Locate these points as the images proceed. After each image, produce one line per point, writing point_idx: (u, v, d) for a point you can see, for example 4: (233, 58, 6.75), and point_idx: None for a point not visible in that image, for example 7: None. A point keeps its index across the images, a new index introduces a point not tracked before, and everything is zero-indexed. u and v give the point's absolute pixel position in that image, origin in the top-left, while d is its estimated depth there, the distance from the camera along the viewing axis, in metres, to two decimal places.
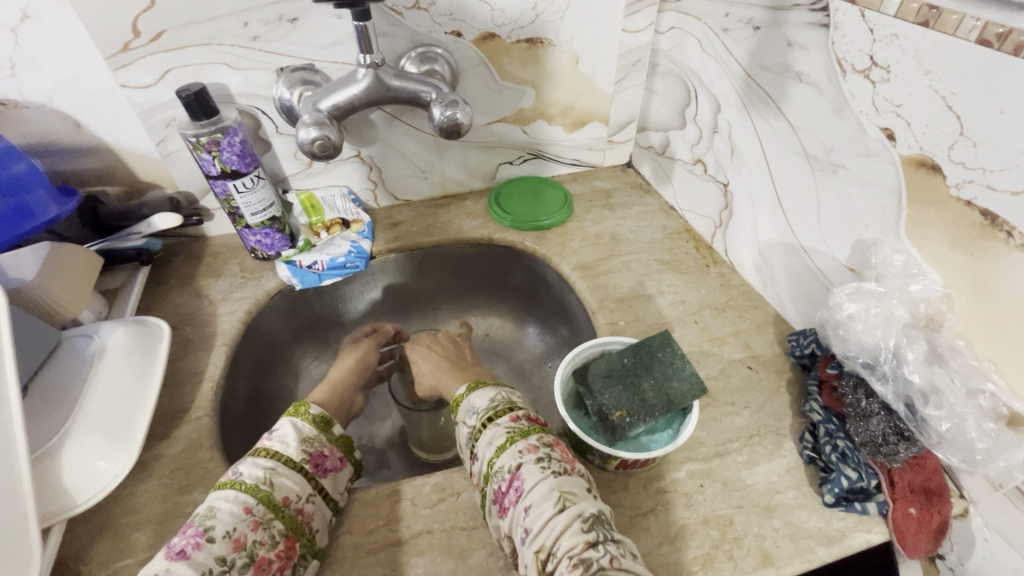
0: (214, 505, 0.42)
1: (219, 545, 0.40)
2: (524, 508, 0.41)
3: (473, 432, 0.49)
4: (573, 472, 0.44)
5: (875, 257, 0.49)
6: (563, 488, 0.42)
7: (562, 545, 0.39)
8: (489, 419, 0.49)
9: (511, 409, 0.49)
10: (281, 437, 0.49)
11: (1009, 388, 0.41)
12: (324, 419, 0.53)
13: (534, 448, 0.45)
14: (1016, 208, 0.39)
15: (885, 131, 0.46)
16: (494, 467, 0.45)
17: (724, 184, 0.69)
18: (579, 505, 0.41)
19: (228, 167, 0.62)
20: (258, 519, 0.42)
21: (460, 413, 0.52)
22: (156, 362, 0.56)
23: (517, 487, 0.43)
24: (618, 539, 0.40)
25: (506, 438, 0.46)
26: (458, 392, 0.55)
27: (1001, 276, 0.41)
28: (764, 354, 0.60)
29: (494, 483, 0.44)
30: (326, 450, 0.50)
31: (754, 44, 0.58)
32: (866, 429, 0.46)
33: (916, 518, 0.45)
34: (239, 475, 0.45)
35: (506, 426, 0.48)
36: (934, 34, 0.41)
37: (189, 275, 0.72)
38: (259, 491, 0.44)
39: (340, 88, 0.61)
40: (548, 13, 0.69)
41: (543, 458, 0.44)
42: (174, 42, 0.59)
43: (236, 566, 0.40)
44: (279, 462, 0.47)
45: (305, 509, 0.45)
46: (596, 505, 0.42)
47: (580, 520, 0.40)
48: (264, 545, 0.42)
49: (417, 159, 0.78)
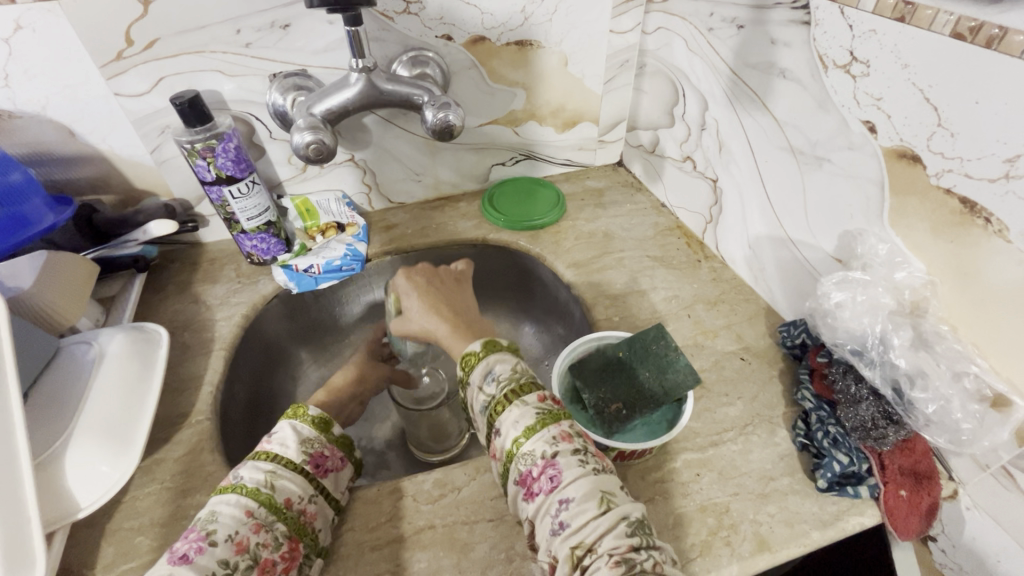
0: (216, 509, 0.42)
1: (222, 548, 0.39)
2: (561, 501, 0.40)
3: (492, 402, 0.46)
4: (609, 469, 0.42)
5: (861, 247, 0.50)
6: (604, 488, 0.40)
7: (604, 544, 0.37)
8: (513, 392, 0.45)
9: (538, 387, 0.46)
10: (282, 440, 0.49)
11: (992, 369, 0.43)
12: (324, 420, 0.52)
13: (569, 437, 0.43)
14: (992, 194, 0.40)
15: (866, 124, 0.48)
16: (523, 448, 0.43)
17: (714, 180, 0.70)
18: (622, 507, 0.40)
19: (223, 173, 0.63)
20: (261, 521, 0.42)
21: (473, 374, 0.48)
22: (155, 368, 0.56)
23: (553, 477, 0.41)
24: (655, 543, 0.39)
25: (537, 420, 0.43)
26: (470, 347, 0.50)
27: (982, 262, 0.42)
28: (756, 345, 0.62)
29: (525, 465, 0.42)
30: (326, 451, 0.50)
31: (739, 42, 0.60)
32: (857, 413, 0.48)
33: (907, 500, 0.46)
34: (239, 479, 0.44)
35: (534, 406, 0.45)
36: (910, 29, 0.42)
37: (185, 281, 0.72)
38: (262, 494, 0.44)
39: (333, 92, 0.62)
40: (537, 16, 0.70)
41: (581, 451, 0.42)
42: (167, 51, 0.60)
43: (240, 568, 0.39)
44: (280, 465, 0.46)
45: (308, 510, 0.45)
46: (636, 508, 0.41)
47: (624, 523, 0.39)
48: (268, 546, 0.41)
49: (411, 162, 0.79)
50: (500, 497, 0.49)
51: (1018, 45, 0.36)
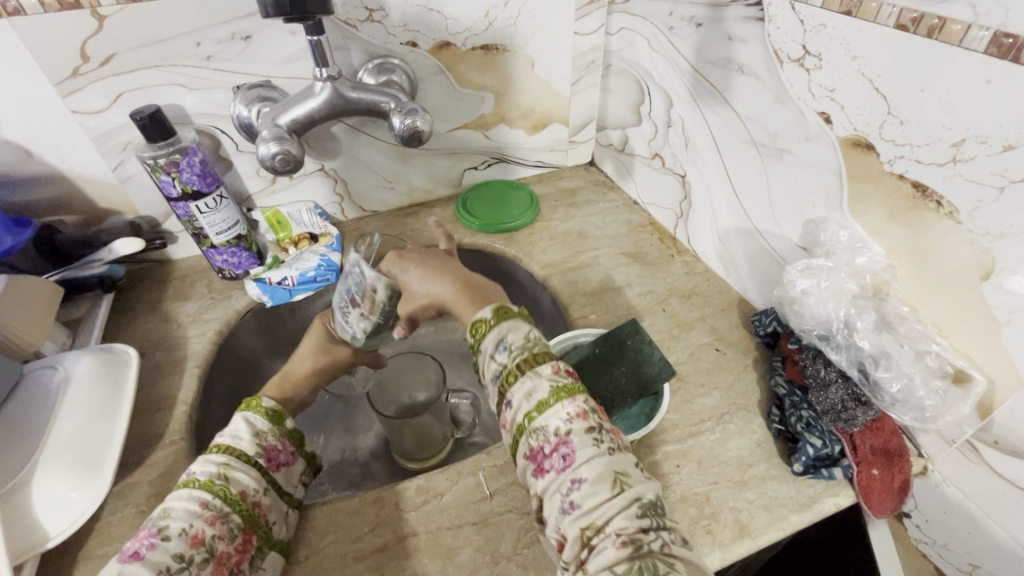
0: (168, 506, 0.41)
1: (175, 543, 0.38)
2: (573, 480, 0.38)
3: (503, 371, 0.44)
4: (623, 448, 0.40)
5: (824, 234, 0.52)
6: (618, 468, 0.38)
7: (614, 524, 0.35)
8: (525, 362, 0.43)
9: (552, 358, 0.44)
10: (234, 432, 0.48)
11: (951, 347, 0.44)
12: (277, 412, 0.51)
13: (584, 414, 0.40)
14: (942, 178, 0.41)
15: (822, 115, 0.49)
16: (535, 422, 0.40)
17: (682, 175, 0.71)
18: (636, 489, 0.37)
19: (189, 188, 0.62)
20: (216, 513, 0.41)
21: (484, 343, 0.46)
22: (124, 390, 0.55)
23: (566, 455, 0.39)
24: (669, 525, 0.37)
25: (550, 393, 0.41)
26: (480, 314, 0.48)
27: (936, 243, 0.43)
28: (730, 336, 0.63)
29: (536, 440, 0.40)
30: (278, 445, 0.50)
31: (698, 39, 0.61)
32: (827, 397, 0.48)
33: (879, 479, 0.48)
34: (194, 473, 0.43)
35: (547, 378, 0.42)
36: (857, 21, 0.44)
37: (155, 300, 0.71)
38: (216, 487, 0.43)
39: (298, 102, 0.61)
40: (501, 20, 0.71)
41: (596, 429, 0.40)
42: (125, 65, 0.59)
43: (195, 561, 0.38)
44: (234, 458, 0.46)
45: (262, 503, 0.45)
46: (650, 489, 0.38)
47: (636, 504, 0.36)
48: (223, 539, 0.41)
49: (382, 170, 0.79)
50: (483, 500, 0.49)
51: (958, 33, 0.38)
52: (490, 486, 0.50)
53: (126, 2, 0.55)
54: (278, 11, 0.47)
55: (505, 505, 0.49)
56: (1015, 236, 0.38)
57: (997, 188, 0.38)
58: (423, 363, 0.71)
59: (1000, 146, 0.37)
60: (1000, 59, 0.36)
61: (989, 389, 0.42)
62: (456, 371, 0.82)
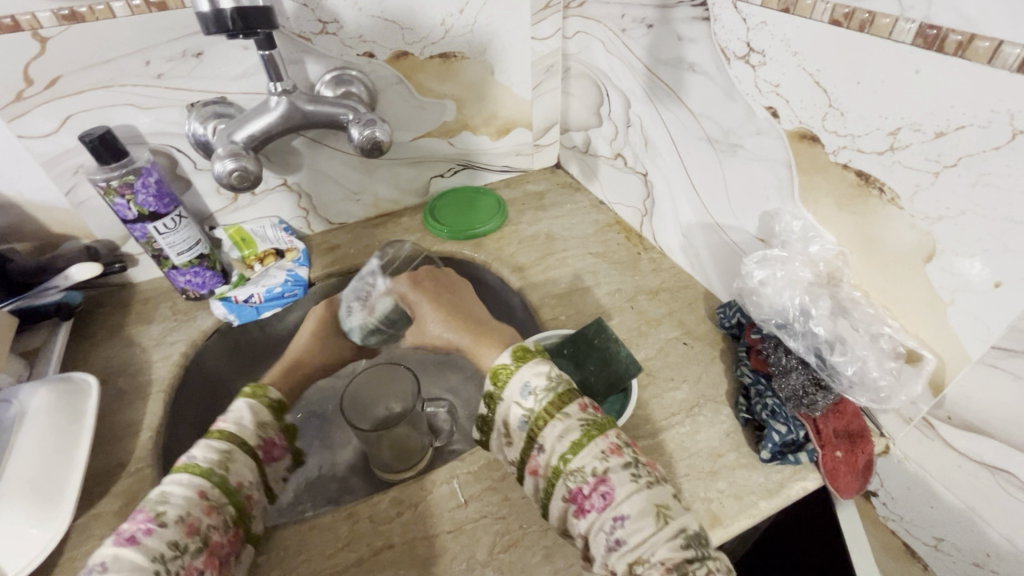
0: (167, 490, 0.41)
1: (172, 530, 0.39)
2: (615, 518, 0.38)
3: (531, 416, 0.43)
4: (661, 479, 0.41)
5: (779, 225, 0.53)
6: (659, 501, 0.38)
7: (659, 557, 0.36)
8: (553, 404, 0.43)
9: (576, 395, 0.44)
10: (238, 417, 0.49)
11: (903, 328, 0.46)
12: (279, 404, 0.54)
13: (618, 449, 0.41)
14: (882, 166, 0.43)
15: (769, 110, 0.51)
16: (570, 465, 0.41)
17: (644, 174, 0.72)
18: (679, 521, 0.38)
19: (145, 210, 0.61)
20: (213, 503, 0.42)
21: (509, 389, 0.45)
22: (84, 419, 0.54)
23: (606, 494, 0.39)
24: (713, 553, 0.38)
25: (582, 433, 0.42)
26: (499, 361, 0.46)
27: (882, 228, 0.45)
28: (697, 329, 0.64)
29: (575, 482, 0.40)
30: (277, 439, 0.52)
31: (650, 40, 0.62)
32: (789, 383, 0.50)
33: (843, 460, 0.49)
34: (193, 458, 0.44)
35: (576, 418, 0.43)
36: (796, 18, 0.45)
37: (117, 325, 0.69)
38: (215, 475, 0.43)
39: (253, 118, 0.60)
40: (458, 28, 0.71)
41: (633, 464, 0.40)
42: (71, 87, 0.58)
43: (189, 550, 0.39)
44: (234, 445, 0.47)
45: (253, 496, 0.47)
46: (691, 519, 0.39)
47: (682, 536, 0.37)
48: (218, 529, 0.41)
49: (347, 181, 0.78)
50: (458, 507, 0.49)
51: (887, 27, 0.39)
52: (464, 493, 0.50)
53: (69, 23, 0.54)
54: (219, 27, 0.47)
55: (480, 511, 0.49)
56: (952, 219, 0.40)
57: (932, 173, 0.40)
58: (394, 373, 0.70)
59: (932, 133, 0.39)
60: (926, 50, 0.38)
61: (938, 366, 0.44)
62: (433, 379, 0.82)
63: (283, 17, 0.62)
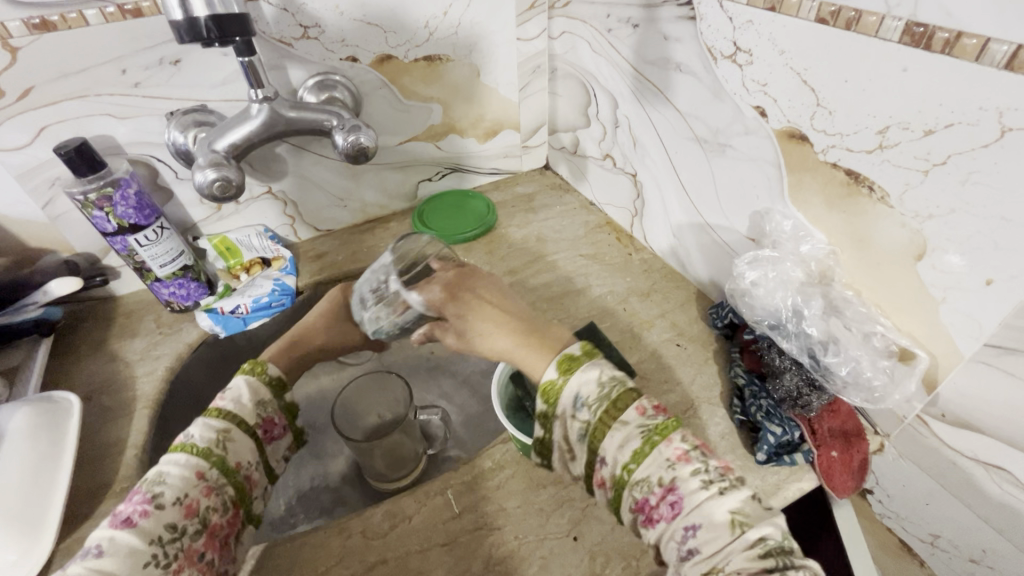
0: (163, 469, 0.41)
1: (169, 512, 0.39)
2: (687, 527, 0.36)
3: (589, 429, 0.41)
4: (738, 482, 0.38)
5: (769, 225, 0.53)
6: (733, 507, 0.36)
7: (734, 566, 0.33)
8: (608, 414, 0.41)
9: (634, 397, 0.42)
10: (235, 396, 0.48)
11: (895, 327, 0.46)
12: (280, 382, 0.52)
13: (687, 457, 0.38)
14: (871, 165, 0.43)
15: (757, 109, 0.50)
16: (634, 475, 0.39)
17: (633, 174, 0.72)
18: (758, 529, 0.35)
19: (125, 222, 0.59)
20: (211, 484, 0.42)
21: (561, 407, 0.43)
22: (65, 441, 0.52)
23: (675, 503, 0.37)
24: (801, 561, 0.34)
25: (644, 441, 0.39)
26: (545, 376, 0.44)
27: (873, 227, 0.45)
28: (690, 330, 0.63)
29: (641, 492, 0.38)
30: (276, 419, 0.50)
31: (636, 40, 0.62)
32: (783, 385, 0.50)
33: (838, 460, 0.49)
34: (190, 438, 0.44)
35: (635, 423, 0.40)
36: (781, 17, 0.45)
37: (100, 339, 0.68)
38: (212, 456, 0.43)
39: (234, 127, 0.59)
40: (442, 30, 0.70)
41: (704, 470, 0.37)
42: (45, 98, 0.56)
43: (188, 532, 0.39)
44: (233, 424, 0.46)
45: (253, 477, 0.46)
46: (773, 526, 0.35)
47: (760, 545, 0.34)
48: (217, 511, 0.42)
49: (332, 187, 0.77)
50: (452, 519, 0.49)
51: (873, 25, 0.39)
52: (459, 504, 0.49)
53: (40, 32, 0.53)
54: (193, 35, 0.46)
55: (475, 522, 0.48)
56: (943, 217, 0.40)
57: (922, 171, 0.40)
58: (386, 381, 0.67)
59: (921, 131, 0.39)
60: (913, 48, 0.37)
61: (932, 364, 0.44)
62: (425, 386, 0.81)
63: (263, 22, 0.61)
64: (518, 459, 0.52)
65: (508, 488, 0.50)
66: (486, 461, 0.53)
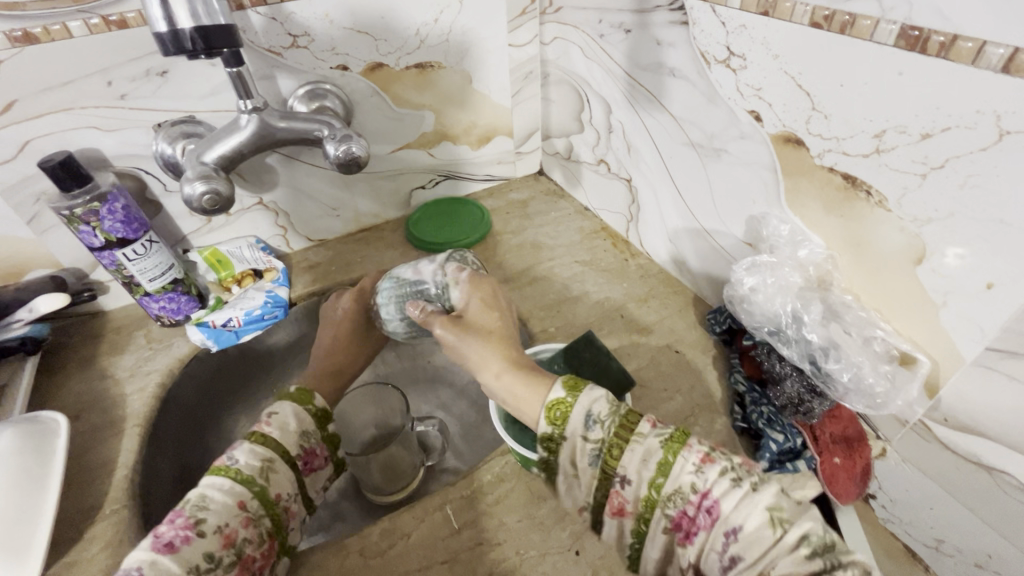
0: (207, 494, 0.41)
1: (209, 541, 0.38)
2: (728, 533, 0.34)
3: (603, 449, 0.40)
4: (765, 476, 0.37)
5: (766, 229, 0.53)
6: (770, 504, 0.34)
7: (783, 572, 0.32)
8: (623, 429, 0.40)
9: (641, 412, 0.41)
10: (282, 423, 0.48)
11: (896, 331, 0.45)
12: (325, 413, 0.52)
13: (710, 458, 0.37)
14: (868, 167, 0.42)
15: (752, 114, 0.50)
16: (665, 489, 0.38)
17: (628, 180, 0.71)
18: (800, 526, 0.33)
19: (113, 236, 0.58)
20: (251, 515, 0.41)
21: (571, 425, 0.41)
22: (53, 462, 0.51)
23: (710, 510, 0.35)
24: (851, 559, 0.33)
25: (665, 451, 0.38)
26: (554, 395, 0.42)
27: (872, 231, 0.44)
28: (688, 336, 0.63)
29: (675, 506, 0.37)
30: (318, 449, 0.50)
31: (629, 46, 0.61)
32: (784, 392, 0.50)
33: (841, 467, 0.48)
34: (234, 462, 0.43)
35: (650, 435, 0.39)
36: (775, 21, 0.45)
37: (89, 356, 0.66)
38: (256, 485, 0.43)
39: (222, 138, 0.58)
40: (433, 37, 0.69)
41: (732, 470, 0.36)
42: (28, 112, 0.55)
43: (223, 563, 0.38)
44: (276, 453, 0.46)
45: (291, 508, 0.46)
46: (815, 522, 0.34)
47: (805, 544, 0.33)
48: (253, 543, 0.41)
49: (325, 197, 0.76)
50: (452, 535, 0.48)
51: (868, 28, 0.39)
52: (458, 519, 0.49)
53: (23, 45, 0.52)
54: (178, 48, 0.45)
55: (475, 538, 0.47)
56: (941, 221, 0.39)
57: (920, 175, 0.39)
58: (383, 393, 0.65)
59: (919, 134, 0.38)
60: (909, 51, 0.37)
61: (933, 368, 0.43)
62: (422, 396, 0.80)
63: (251, 31, 0.60)
64: (517, 472, 0.52)
65: (509, 502, 0.50)
66: (486, 475, 0.52)
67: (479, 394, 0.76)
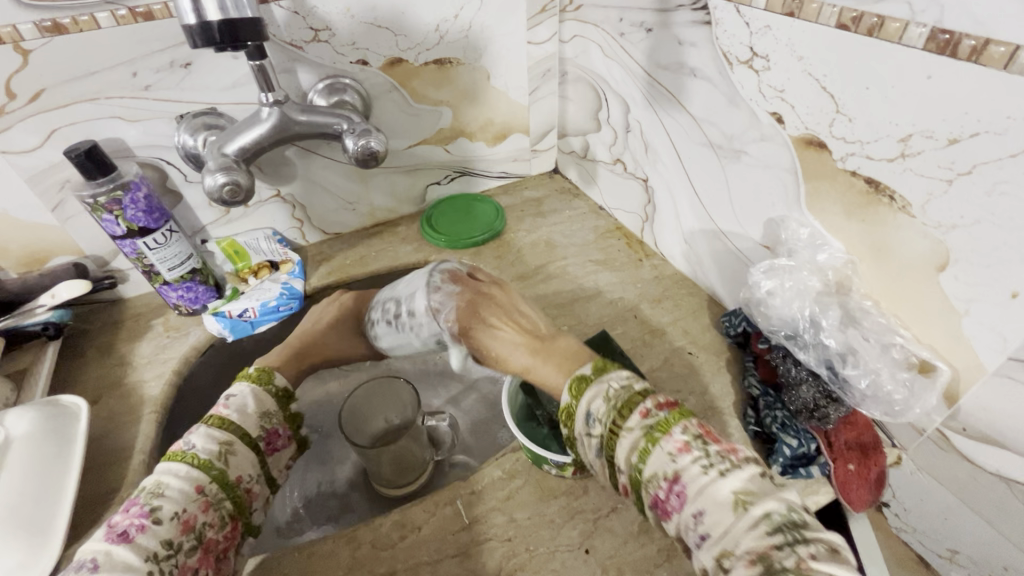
0: (163, 481, 0.41)
1: (166, 528, 0.38)
2: (696, 513, 0.35)
3: (602, 441, 0.41)
4: (741, 461, 0.36)
5: (785, 233, 0.52)
6: (736, 488, 0.35)
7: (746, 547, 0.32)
8: (616, 422, 0.41)
9: (637, 403, 0.41)
10: (240, 405, 0.49)
11: (915, 339, 0.45)
12: (287, 394, 0.53)
13: (687, 447, 0.37)
14: (892, 172, 0.42)
15: (774, 115, 0.49)
16: (644, 475, 0.38)
17: (645, 180, 0.71)
18: (763, 504, 0.34)
19: (134, 225, 0.59)
20: (211, 499, 0.42)
21: (577, 425, 0.44)
22: (73, 446, 0.52)
23: (681, 493, 0.36)
24: (818, 535, 0.33)
25: (647, 441, 0.39)
26: (563, 402, 0.46)
27: (892, 237, 0.44)
28: (703, 338, 0.63)
29: (653, 489, 0.38)
30: (281, 430, 0.50)
31: (650, 45, 0.61)
32: (800, 396, 0.49)
33: (855, 474, 0.48)
34: (191, 447, 0.44)
35: (640, 426, 0.40)
36: (800, 23, 0.44)
37: (108, 343, 0.68)
38: (213, 469, 0.43)
39: (244, 130, 0.59)
40: (452, 34, 0.70)
41: (703, 457, 0.37)
42: (55, 101, 0.56)
43: (183, 549, 0.39)
44: (235, 436, 0.46)
45: (253, 490, 0.46)
46: (780, 501, 0.34)
47: (767, 521, 0.33)
48: (213, 526, 0.41)
49: (341, 191, 0.77)
50: (461, 530, 0.48)
51: (897, 31, 0.38)
52: (468, 515, 0.49)
53: (52, 35, 0.53)
54: (205, 40, 0.45)
55: (484, 534, 0.48)
56: (966, 227, 0.39)
57: (946, 181, 0.39)
58: (393, 386, 0.66)
59: (945, 140, 0.38)
60: (938, 54, 0.37)
61: (953, 376, 0.43)
62: (433, 391, 0.81)
63: (273, 25, 0.61)
64: (528, 469, 0.52)
65: (518, 499, 0.50)
66: (496, 471, 0.52)
67: (489, 391, 0.76)
